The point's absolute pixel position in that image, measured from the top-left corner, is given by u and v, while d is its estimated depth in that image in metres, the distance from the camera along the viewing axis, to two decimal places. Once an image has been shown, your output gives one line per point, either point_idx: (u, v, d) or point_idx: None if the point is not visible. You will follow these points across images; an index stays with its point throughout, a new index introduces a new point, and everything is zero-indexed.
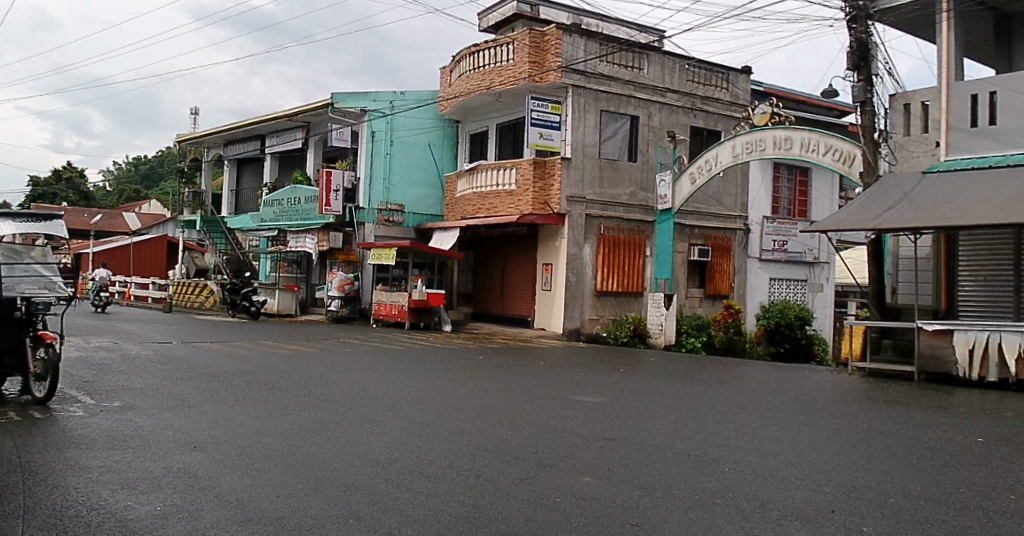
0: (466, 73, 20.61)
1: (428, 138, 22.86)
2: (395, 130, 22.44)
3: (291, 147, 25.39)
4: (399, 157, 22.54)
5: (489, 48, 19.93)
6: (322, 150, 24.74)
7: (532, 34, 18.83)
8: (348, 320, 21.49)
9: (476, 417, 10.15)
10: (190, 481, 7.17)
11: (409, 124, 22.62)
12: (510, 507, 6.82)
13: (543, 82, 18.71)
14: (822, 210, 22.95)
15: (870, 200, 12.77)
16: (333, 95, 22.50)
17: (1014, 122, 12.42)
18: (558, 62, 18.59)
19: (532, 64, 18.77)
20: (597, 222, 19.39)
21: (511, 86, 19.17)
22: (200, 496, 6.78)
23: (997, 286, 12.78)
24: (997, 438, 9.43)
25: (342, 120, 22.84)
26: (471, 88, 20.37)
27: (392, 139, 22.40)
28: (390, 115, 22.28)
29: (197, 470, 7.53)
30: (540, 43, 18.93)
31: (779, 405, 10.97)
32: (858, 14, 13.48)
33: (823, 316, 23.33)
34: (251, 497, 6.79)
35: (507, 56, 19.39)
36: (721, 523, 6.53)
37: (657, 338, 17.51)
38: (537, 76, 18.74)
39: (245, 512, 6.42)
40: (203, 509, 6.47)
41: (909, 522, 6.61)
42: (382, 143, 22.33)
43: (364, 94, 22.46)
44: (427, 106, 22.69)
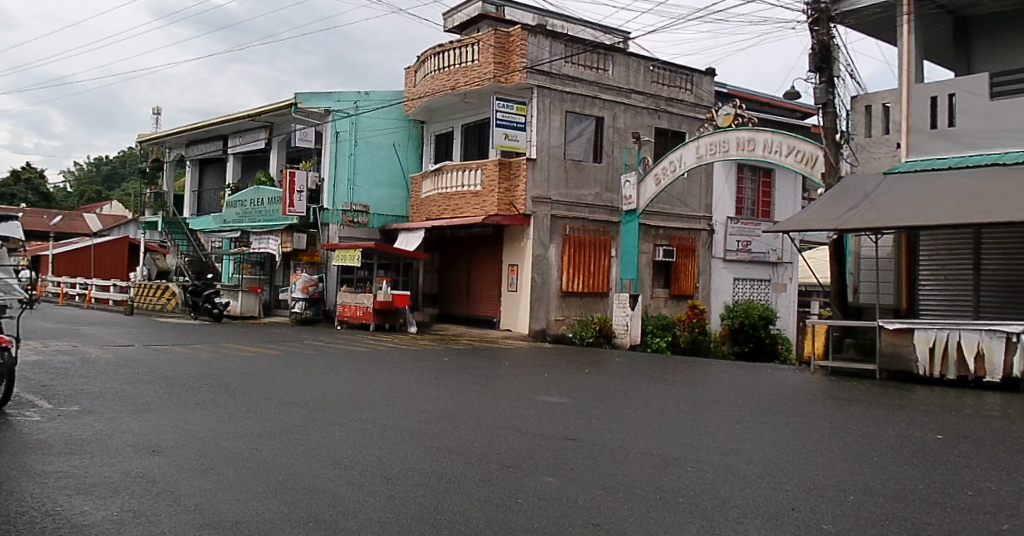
0: (432, 73, 20.54)
1: (393, 138, 22.72)
2: (359, 130, 22.29)
3: (255, 147, 25.14)
4: (364, 158, 22.37)
5: (455, 49, 19.89)
6: (285, 151, 24.57)
7: (497, 35, 18.83)
8: (313, 322, 21.24)
9: (439, 418, 10.11)
10: (148, 486, 7.03)
11: (374, 124, 22.47)
12: (472, 508, 6.78)
13: (508, 83, 18.71)
14: (785, 211, 23.18)
15: (831, 201, 12.90)
16: (296, 95, 22.30)
17: (972, 124, 12.64)
18: (523, 63, 18.60)
19: (497, 65, 18.77)
20: (563, 223, 19.41)
21: (476, 87, 19.15)
22: (158, 501, 6.66)
23: (957, 285, 12.98)
24: (955, 434, 9.58)
25: (306, 121, 22.67)
26: (436, 88, 20.31)
27: (357, 140, 22.23)
28: (354, 115, 22.14)
29: (155, 474, 7.40)
30: (505, 44, 18.93)
31: (741, 404, 11.05)
32: (820, 17, 13.62)
33: (787, 315, 23.58)
34: (209, 502, 6.69)
35: (472, 56, 19.37)
36: (682, 522, 6.55)
37: (622, 338, 17.54)
38: (502, 77, 18.74)
39: (204, 517, 6.32)
40: (161, 514, 6.36)
41: (868, 518, 6.66)
42: (347, 144, 22.15)
43: (328, 95, 22.32)
44: (392, 107, 22.55)
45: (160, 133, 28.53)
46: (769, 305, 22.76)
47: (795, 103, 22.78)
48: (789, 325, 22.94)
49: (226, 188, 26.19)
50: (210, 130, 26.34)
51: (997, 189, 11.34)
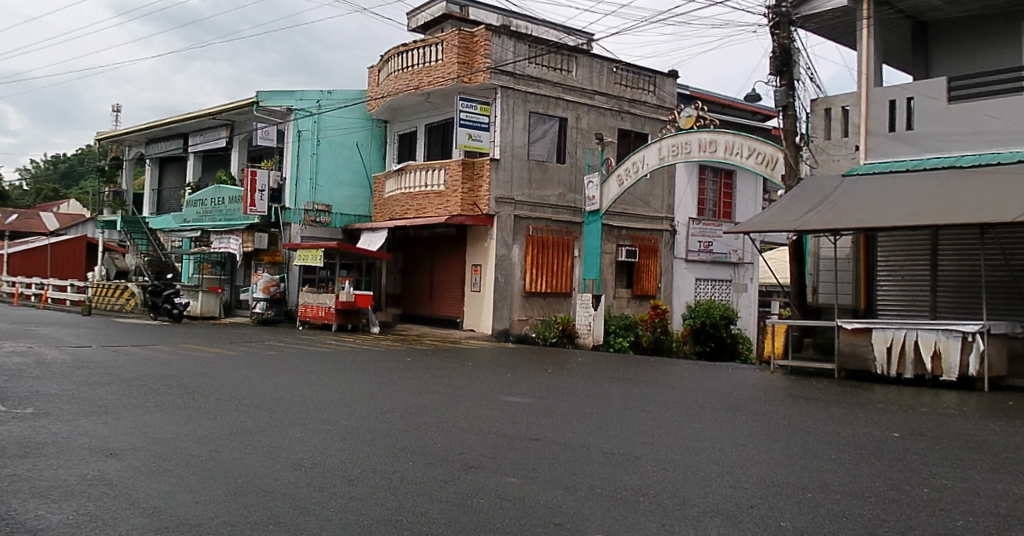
0: (395, 73, 20.46)
1: (356, 138, 22.58)
2: (322, 129, 22.12)
3: (217, 146, 24.87)
4: (326, 157, 22.19)
5: (418, 49, 19.83)
6: (246, 150, 24.34)
7: (461, 35, 18.81)
8: (274, 322, 21.03)
9: (400, 419, 10.07)
10: (105, 490, 6.91)
11: (337, 123, 22.33)
12: (434, 509, 6.75)
13: (472, 83, 18.71)
14: (747, 211, 23.42)
15: (791, 202, 13.03)
16: (258, 93, 22.00)
17: (930, 128, 12.90)
18: (487, 63, 18.60)
19: (461, 65, 18.76)
20: (526, 223, 19.44)
21: (440, 87, 19.11)
22: (115, 504, 6.55)
23: (914, 285, 13.21)
24: (911, 432, 9.75)
25: (268, 119, 22.46)
26: (400, 88, 20.23)
27: (319, 139, 22.06)
28: (317, 114, 21.96)
29: (112, 477, 7.28)
30: (469, 44, 18.93)
31: (701, 403, 11.16)
32: (780, 20, 13.88)
33: (748, 315, 23.85)
34: (168, 504, 6.59)
35: (436, 56, 19.34)
36: (643, 520, 6.59)
37: (585, 338, 17.57)
38: (466, 77, 18.73)
39: (162, 520, 6.23)
40: (118, 517, 6.25)
41: (826, 516, 6.74)
42: (309, 143, 21.95)
43: (290, 93, 22.05)
44: (355, 106, 22.44)
45: (120, 131, 28.14)
46: (730, 305, 23.00)
47: (756, 105, 23.03)
48: (750, 325, 23.22)
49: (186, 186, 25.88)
50: (171, 128, 26.04)
51: (954, 191, 11.57)
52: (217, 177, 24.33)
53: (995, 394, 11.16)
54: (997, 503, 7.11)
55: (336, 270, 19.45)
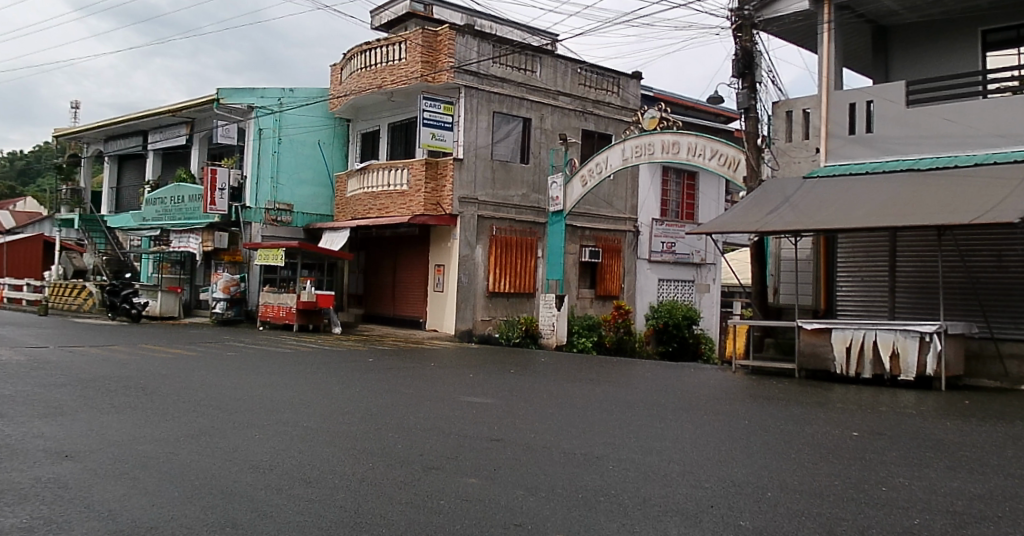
0: (359, 71, 20.33)
1: (318, 136, 22.39)
2: (283, 127, 21.89)
3: (177, 143, 24.56)
4: (288, 156, 21.96)
5: (381, 47, 19.74)
6: (207, 148, 24.07)
7: (424, 34, 18.76)
8: (234, 322, 20.89)
9: (361, 420, 9.98)
10: (59, 492, 6.77)
11: (299, 122, 22.11)
12: (394, 511, 6.69)
13: (436, 83, 18.65)
14: (709, 212, 23.61)
15: (752, 205, 13.09)
16: (218, 90, 21.68)
17: (889, 131, 13.09)
18: (450, 62, 18.56)
19: (425, 64, 18.70)
20: (489, 223, 19.42)
21: (403, 86, 19.02)
22: (69, 507, 6.42)
23: (873, 286, 13.37)
24: (869, 431, 9.86)
25: (228, 117, 22.13)
26: (363, 86, 20.10)
27: (280, 137, 21.83)
28: (278, 112, 21.73)
29: (67, 480, 7.13)
30: (432, 43, 18.88)
31: (661, 403, 11.20)
32: (743, 24, 14.07)
33: (710, 315, 24.05)
34: (124, 507, 6.47)
35: (400, 55, 19.25)
36: (604, 521, 6.58)
37: (548, 338, 17.55)
38: (430, 76, 18.67)
39: (117, 523, 6.12)
40: (71, 521, 6.13)
41: (785, 515, 6.78)
42: (270, 141, 21.69)
43: (251, 91, 21.74)
44: (317, 104, 22.26)
45: (78, 128, 27.67)
46: (693, 305, 23.18)
47: (718, 107, 23.21)
48: (712, 325, 23.43)
49: (145, 185, 25.52)
50: (130, 125, 25.66)
51: (911, 193, 11.75)
52: (176, 175, 24.03)
53: (952, 394, 11.35)
54: (953, 501, 7.21)
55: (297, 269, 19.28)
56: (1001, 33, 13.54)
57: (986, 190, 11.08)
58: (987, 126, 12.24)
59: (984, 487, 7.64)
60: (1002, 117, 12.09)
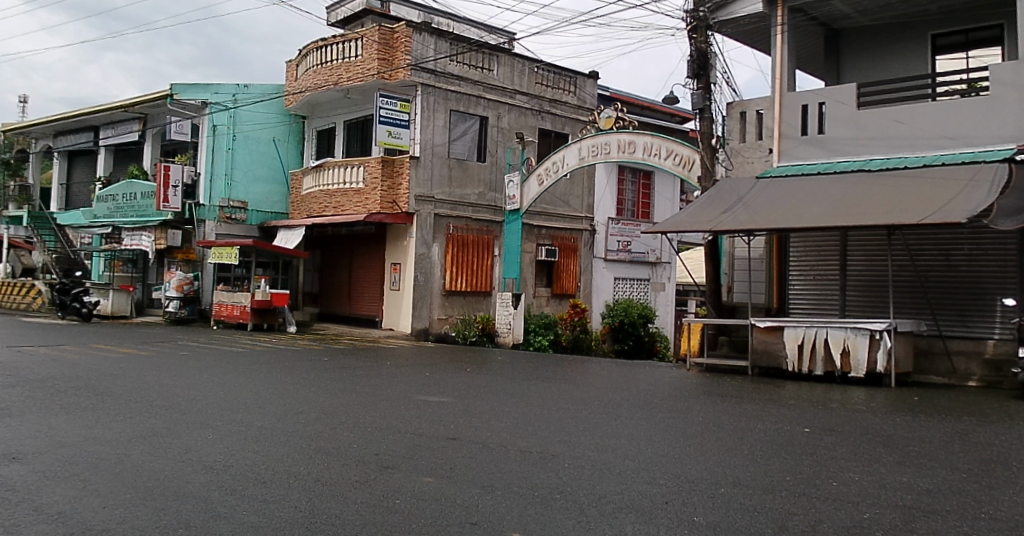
0: (314, 68, 20.18)
1: (273, 133, 22.09)
2: (238, 123, 21.59)
3: (129, 139, 24.17)
4: (242, 152, 21.70)
5: (337, 44, 19.60)
6: (160, 144, 23.71)
7: (381, 31, 18.67)
8: (188, 321, 20.52)
9: (317, 419, 9.92)
10: (7, 496, 6.64)
11: (253, 118, 21.81)
12: (349, 511, 6.66)
13: (392, 80, 18.59)
14: (664, 211, 23.83)
15: (706, 204, 13.24)
16: (172, 86, 21.53)
17: (841, 132, 13.33)
18: (407, 60, 18.51)
19: (381, 62, 18.63)
20: (446, 222, 19.39)
21: (359, 82, 18.93)
22: (16, 510, 6.30)
23: (824, 285, 13.60)
24: (820, 428, 10.03)
25: (181, 113, 21.80)
26: (318, 83, 19.96)
27: (235, 134, 21.54)
28: (232, 108, 21.47)
29: (14, 483, 6.98)
30: (389, 40, 18.81)
31: (616, 401, 11.29)
32: (698, 25, 14.21)
33: (666, 314, 24.29)
34: (74, 510, 6.37)
35: (356, 52, 19.16)
36: (559, 518, 6.62)
37: (504, 337, 17.54)
38: (386, 73, 18.60)
39: (66, 526, 6.02)
40: (19, 524, 6.02)
41: (737, 510, 6.88)
42: (224, 138, 21.40)
43: (205, 86, 21.56)
44: (273, 101, 22.04)
45: (26, 123, 27.09)
46: (648, 304, 23.38)
47: (674, 107, 23.44)
48: (667, 323, 23.66)
49: (96, 181, 25.06)
50: (80, 120, 25.20)
51: (860, 193, 11.97)
52: (129, 172, 23.76)
53: (900, 390, 11.59)
54: (902, 495, 7.36)
55: (252, 268, 19.04)
56: (950, 37, 13.85)
57: (934, 191, 11.32)
58: (934, 128, 12.53)
59: (930, 481, 7.80)
60: (949, 119, 12.38)
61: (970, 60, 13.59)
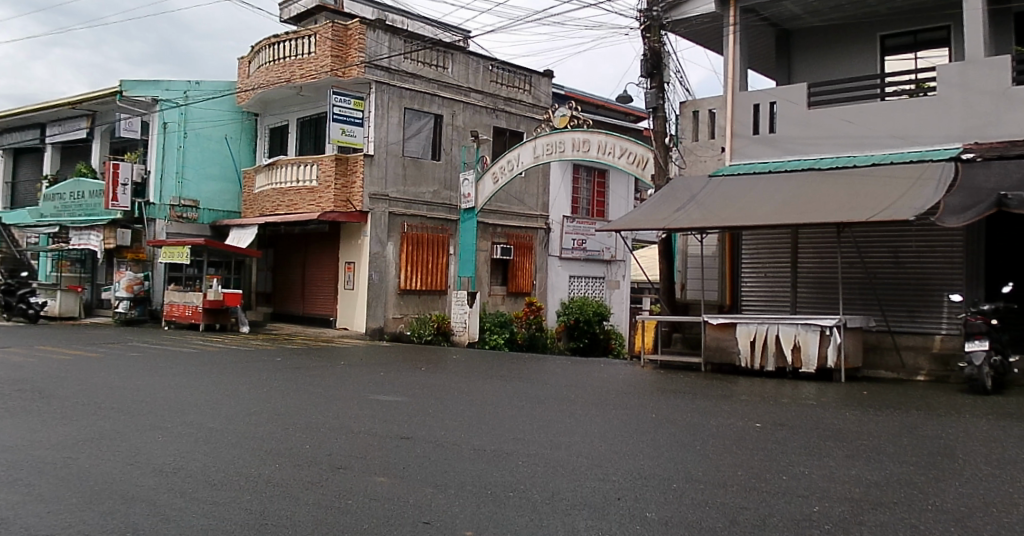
0: (267, 64, 19.99)
1: (225, 131, 21.91)
2: (189, 121, 21.30)
3: (78, 137, 23.72)
4: (194, 150, 21.41)
5: (291, 40, 19.45)
6: (109, 142, 23.34)
7: (334, 28, 18.58)
8: (138, 322, 20.21)
9: (269, 420, 9.83)
10: None
11: (204, 116, 21.56)
12: (300, 512, 6.61)
13: (346, 77, 18.50)
14: (619, 210, 24.00)
15: (660, 202, 13.36)
16: (121, 83, 21.12)
17: (791, 131, 13.54)
18: (361, 57, 18.43)
19: (335, 58, 18.55)
20: (401, 221, 19.30)
21: (312, 80, 18.81)
22: None
23: (775, 282, 13.81)
24: (771, 422, 10.17)
25: (130, 110, 21.42)
26: (271, 80, 19.77)
27: (186, 132, 21.23)
28: (184, 106, 21.15)
29: None
30: (342, 37, 18.72)
31: (569, 398, 11.34)
32: (652, 24, 14.29)
33: (621, 311, 24.47)
34: (18, 516, 6.24)
35: (310, 49, 19.04)
36: (512, 516, 6.62)
37: (460, 336, 17.47)
38: (339, 71, 18.53)
39: (9, 532, 5.90)
40: None
41: (689, 505, 6.94)
42: (175, 136, 21.06)
43: (156, 83, 21.18)
44: (224, 98, 21.81)
45: None
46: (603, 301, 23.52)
47: (628, 106, 23.62)
48: (622, 321, 23.84)
49: (44, 179, 24.55)
50: (27, 117, 24.67)
51: (809, 191, 12.16)
52: (76, 170, 23.36)
53: (850, 385, 11.78)
54: (851, 488, 7.47)
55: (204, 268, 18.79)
56: (898, 38, 14.12)
57: (882, 190, 11.50)
58: (882, 127, 12.78)
59: (877, 473, 7.95)
60: (897, 119, 12.63)
61: (917, 60, 13.85)
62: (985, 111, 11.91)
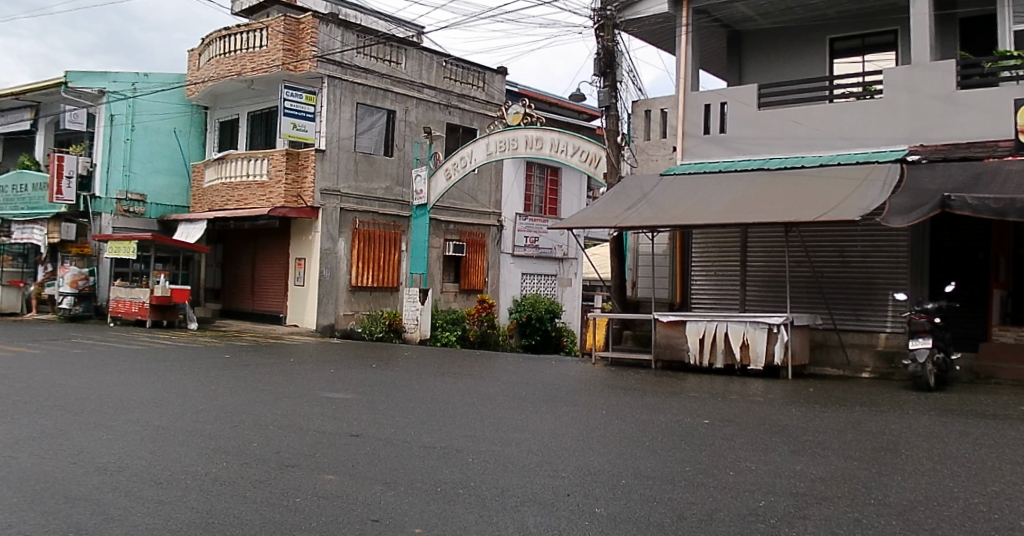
0: (218, 57, 19.72)
1: (174, 124, 21.56)
2: (137, 114, 20.93)
3: (22, 128, 23.20)
4: (141, 143, 21.03)
5: (242, 33, 19.20)
6: (53, 133, 22.87)
7: (286, 21, 18.38)
8: (83, 318, 19.93)
9: (217, 417, 9.73)
10: None
11: (152, 108, 21.20)
12: (248, 510, 6.56)
13: (298, 71, 18.32)
14: (572, 208, 24.17)
15: (612, 200, 13.45)
16: (66, 74, 20.64)
17: (741, 131, 13.74)
18: (313, 52, 18.28)
19: (287, 52, 18.33)
20: (352, 217, 19.21)
21: (264, 73, 18.58)
22: None
23: (725, 280, 14.00)
24: (719, 419, 10.32)
25: (76, 102, 20.89)
26: (221, 73, 19.53)
27: (133, 124, 20.86)
28: (132, 98, 20.79)
29: None
30: (294, 31, 18.52)
31: (519, 396, 11.38)
32: (605, 23, 14.39)
33: (572, 308, 24.70)
34: None
35: (261, 42, 18.82)
36: (461, 513, 6.64)
37: (412, 333, 17.45)
38: (291, 64, 18.32)
39: None
40: None
41: (637, 501, 7.02)
42: (122, 128, 20.74)
43: (103, 75, 20.87)
44: (175, 91, 21.47)
45: None
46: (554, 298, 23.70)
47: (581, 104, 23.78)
48: (573, 318, 24.04)
49: None
50: None
51: (756, 191, 12.34)
52: (19, 162, 22.96)
53: (797, 382, 11.98)
54: (796, 482, 7.60)
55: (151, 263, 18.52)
56: (847, 41, 14.38)
57: (828, 190, 11.71)
58: (829, 129, 13.03)
59: (822, 469, 8.10)
60: (844, 121, 12.89)
61: (866, 63, 14.12)
62: (930, 114, 12.19)
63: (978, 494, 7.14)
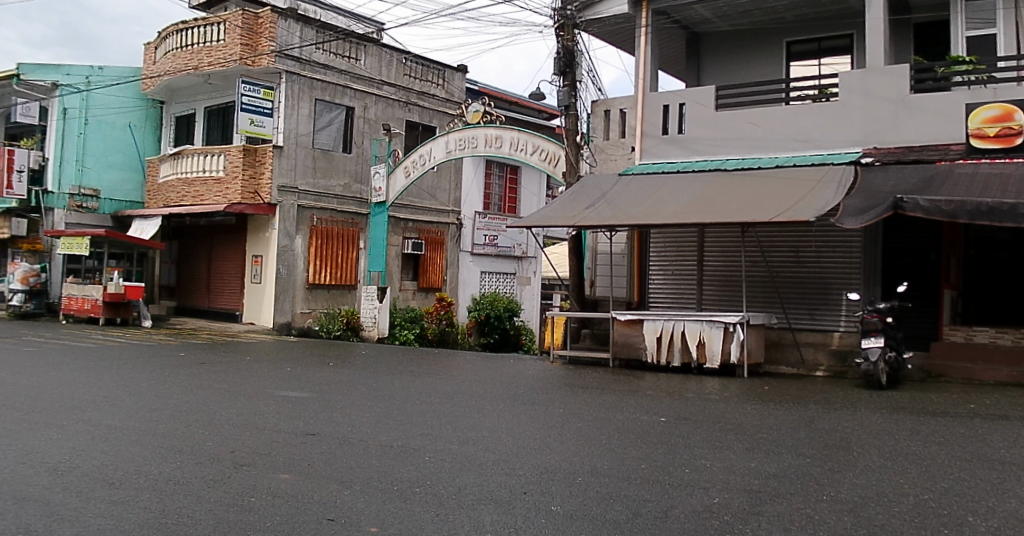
0: (174, 51, 19.47)
1: (129, 118, 21.27)
2: (90, 107, 20.62)
3: None
4: (95, 137, 20.69)
5: (199, 27, 19.00)
6: (5, 127, 22.43)
7: (244, 15, 18.20)
8: (35, 315, 19.54)
9: (171, 417, 9.62)
10: None
11: (106, 102, 20.92)
12: (203, 510, 6.50)
13: (255, 66, 18.16)
14: (531, 206, 24.28)
15: (571, 200, 13.52)
16: (19, 66, 20.43)
17: (698, 132, 13.91)
18: (270, 47, 18.13)
19: (244, 47, 18.16)
20: (310, 214, 19.12)
21: (221, 68, 18.37)
22: None
23: (682, 279, 14.13)
24: (674, 417, 10.44)
25: (29, 94, 20.70)
26: (178, 67, 19.27)
27: (87, 118, 20.52)
28: (85, 91, 20.47)
29: None
30: (252, 25, 18.35)
31: (475, 394, 11.41)
32: (565, 23, 14.66)
33: (531, 307, 24.83)
34: None
35: (218, 36, 18.61)
36: (417, 511, 6.65)
37: (370, 331, 17.72)
38: (249, 59, 18.15)
39: None
40: None
41: (593, 498, 7.08)
42: (75, 122, 20.37)
43: (56, 67, 20.56)
44: (129, 85, 21.22)
45: None
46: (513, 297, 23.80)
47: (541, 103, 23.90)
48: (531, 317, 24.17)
49: None
50: None
51: (712, 192, 12.48)
52: None
53: (751, 380, 12.14)
54: (750, 480, 7.71)
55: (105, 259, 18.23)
56: (803, 44, 14.62)
57: (783, 192, 11.87)
58: (785, 130, 13.23)
59: (776, 466, 8.22)
60: (798, 124, 13.10)
61: (822, 66, 14.41)
62: (883, 117, 12.43)
63: (926, 490, 7.30)
